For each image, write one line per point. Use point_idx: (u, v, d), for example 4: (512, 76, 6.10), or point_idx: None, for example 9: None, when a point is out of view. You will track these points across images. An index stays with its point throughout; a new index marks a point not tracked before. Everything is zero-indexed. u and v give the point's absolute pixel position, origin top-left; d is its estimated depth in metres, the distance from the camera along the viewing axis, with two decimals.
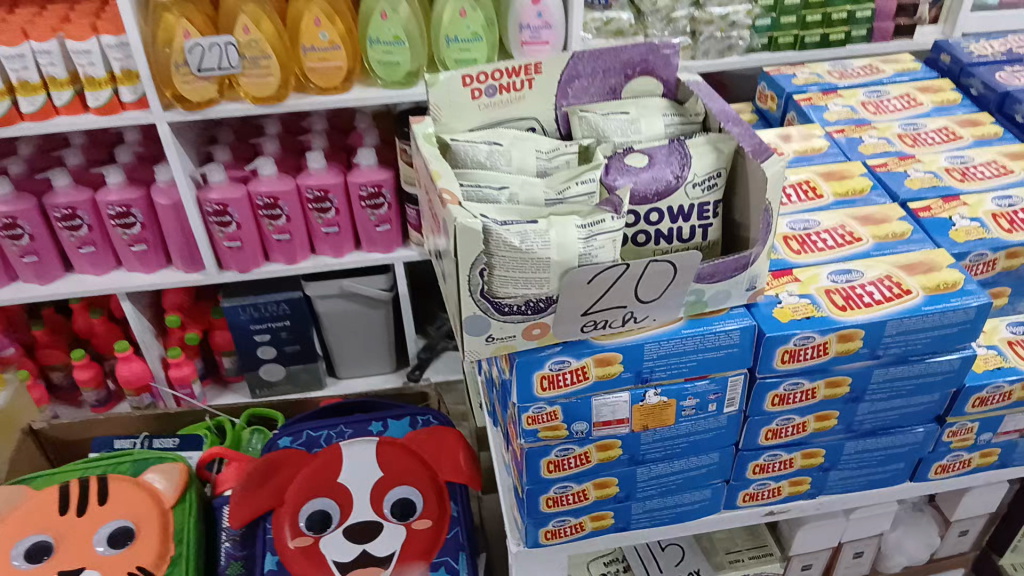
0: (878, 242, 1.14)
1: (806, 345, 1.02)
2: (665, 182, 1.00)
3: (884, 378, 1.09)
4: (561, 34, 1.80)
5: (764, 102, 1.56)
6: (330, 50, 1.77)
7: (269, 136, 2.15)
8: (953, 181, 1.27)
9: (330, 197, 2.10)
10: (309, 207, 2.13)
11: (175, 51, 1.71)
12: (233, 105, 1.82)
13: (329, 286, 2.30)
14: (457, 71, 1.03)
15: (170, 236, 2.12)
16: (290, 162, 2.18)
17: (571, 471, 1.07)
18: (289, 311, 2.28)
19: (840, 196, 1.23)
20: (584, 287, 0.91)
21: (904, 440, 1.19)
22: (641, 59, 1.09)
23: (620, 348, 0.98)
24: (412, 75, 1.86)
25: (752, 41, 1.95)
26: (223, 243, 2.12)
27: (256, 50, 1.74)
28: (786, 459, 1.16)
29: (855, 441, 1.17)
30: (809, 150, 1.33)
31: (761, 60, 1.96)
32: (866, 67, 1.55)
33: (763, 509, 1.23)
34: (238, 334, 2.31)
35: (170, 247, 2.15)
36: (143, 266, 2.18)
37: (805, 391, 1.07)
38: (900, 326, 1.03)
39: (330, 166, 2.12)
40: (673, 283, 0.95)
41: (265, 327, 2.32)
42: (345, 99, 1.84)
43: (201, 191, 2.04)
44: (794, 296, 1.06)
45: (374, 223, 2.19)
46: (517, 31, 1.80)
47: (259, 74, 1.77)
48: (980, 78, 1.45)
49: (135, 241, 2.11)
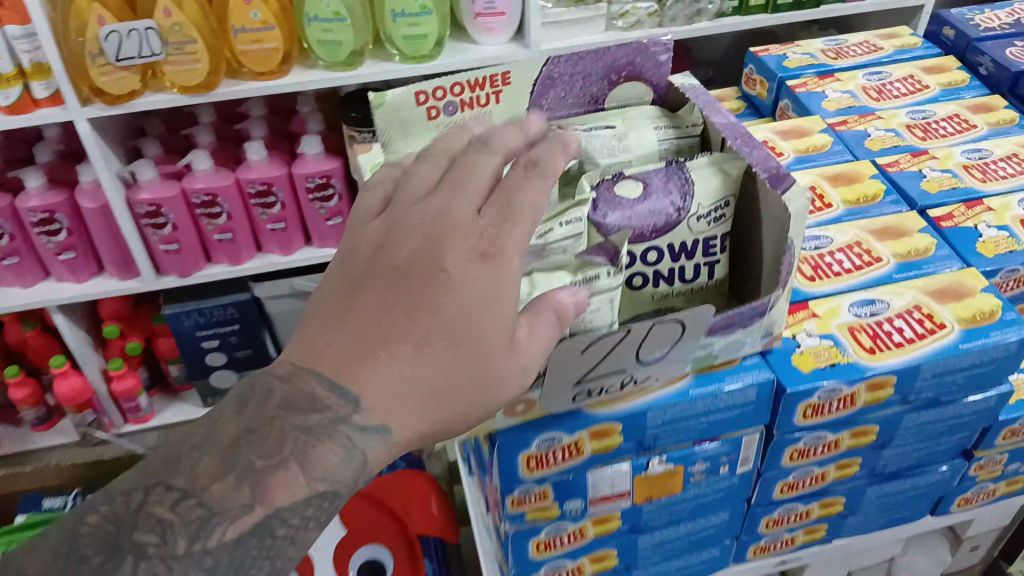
0: (902, 262, 1.00)
1: (832, 398, 0.88)
2: (664, 216, 0.84)
3: (914, 423, 0.97)
4: (517, 3, 1.60)
5: (752, 87, 1.39)
6: (263, 31, 1.50)
7: (203, 125, 1.82)
8: (974, 181, 1.11)
9: (276, 191, 1.78)
10: (250, 203, 1.81)
11: (89, 40, 1.44)
12: (161, 98, 1.55)
13: (279, 286, 1.96)
14: (409, 87, 0.84)
15: (100, 241, 1.78)
16: (228, 153, 1.86)
17: (564, 548, 0.95)
18: (238, 315, 1.95)
19: (851, 204, 1.08)
20: (577, 357, 0.75)
21: (927, 480, 1.10)
22: (627, 62, 0.92)
23: (618, 418, 0.84)
24: (356, 55, 1.60)
25: (722, 5, 1.74)
26: (159, 247, 1.79)
27: (180, 35, 1.47)
28: (802, 510, 1.05)
29: (877, 485, 1.06)
30: (810, 149, 1.17)
31: (733, 25, 1.75)
32: (864, 44, 1.40)
33: (773, 559, 1.13)
34: (183, 341, 1.98)
35: (102, 253, 1.80)
36: (72, 275, 1.84)
37: (827, 443, 0.95)
38: (936, 368, 0.90)
39: (273, 156, 1.79)
40: (678, 344, 0.79)
41: (214, 332, 1.98)
42: (283, 85, 1.57)
43: (132, 191, 1.71)
44: (814, 337, 0.92)
45: (324, 216, 1.86)
46: (469, 2, 1.60)
47: (187, 63, 1.50)
48: (990, 56, 1.30)
49: (61, 249, 1.77)
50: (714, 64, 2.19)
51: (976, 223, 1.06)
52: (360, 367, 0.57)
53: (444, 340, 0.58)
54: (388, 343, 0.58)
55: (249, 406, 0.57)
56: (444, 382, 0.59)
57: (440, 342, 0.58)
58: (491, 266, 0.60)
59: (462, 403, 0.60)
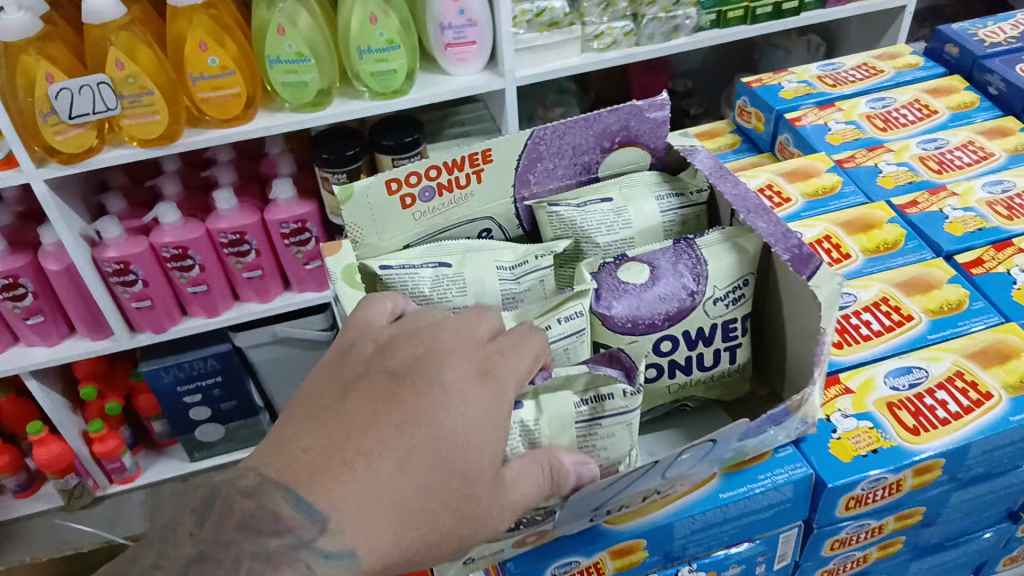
0: (934, 319, 0.92)
1: (876, 488, 0.78)
2: (677, 302, 0.78)
3: (962, 499, 0.88)
4: (489, 32, 1.43)
5: (746, 118, 1.29)
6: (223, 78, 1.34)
7: (168, 174, 1.61)
8: (1000, 220, 1.04)
9: (250, 240, 1.58)
10: (223, 253, 1.60)
11: (37, 100, 1.27)
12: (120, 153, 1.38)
13: (260, 334, 1.74)
14: (380, 176, 0.78)
15: (70, 301, 1.57)
16: (197, 204, 1.65)
17: None
18: (218, 367, 1.74)
19: (872, 253, 1.00)
20: (597, 484, 0.66)
21: (972, 547, 1.00)
22: (619, 127, 0.86)
23: (642, 534, 0.74)
24: (322, 95, 1.42)
25: (699, 18, 1.56)
26: (130, 305, 1.58)
27: (135, 88, 1.31)
28: None
29: (921, 558, 0.97)
30: (820, 191, 1.08)
31: (710, 40, 1.57)
32: (864, 67, 1.32)
33: None
34: (160, 397, 1.77)
35: (72, 315, 1.59)
36: (41, 340, 1.63)
37: (870, 529, 0.85)
38: (986, 445, 0.81)
39: (243, 202, 1.59)
40: (707, 453, 0.69)
41: (194, 386, 1.77)
42: (250, 132, 1.39)
43: (98, 249, 1.51)
44: (849, 418, 0.83)
45: (302, 260, 1.65)
46: (437, 33, 1.42)
47: (144, 115, 1.33)
48: (1000, 75, 1.23)
49: (27, 314, 1.56)
50: (692, 73, 2.07)
51: (1008, 267, 0.98)
52: (347, 468, 0.54)
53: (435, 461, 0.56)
54: (371, 450, 0.54)
55: (205, 522, 0.53)
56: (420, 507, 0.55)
57: (426, 458, 0.55)
58: (490, 388, 0.60)
59: (434, 532, 0.55)
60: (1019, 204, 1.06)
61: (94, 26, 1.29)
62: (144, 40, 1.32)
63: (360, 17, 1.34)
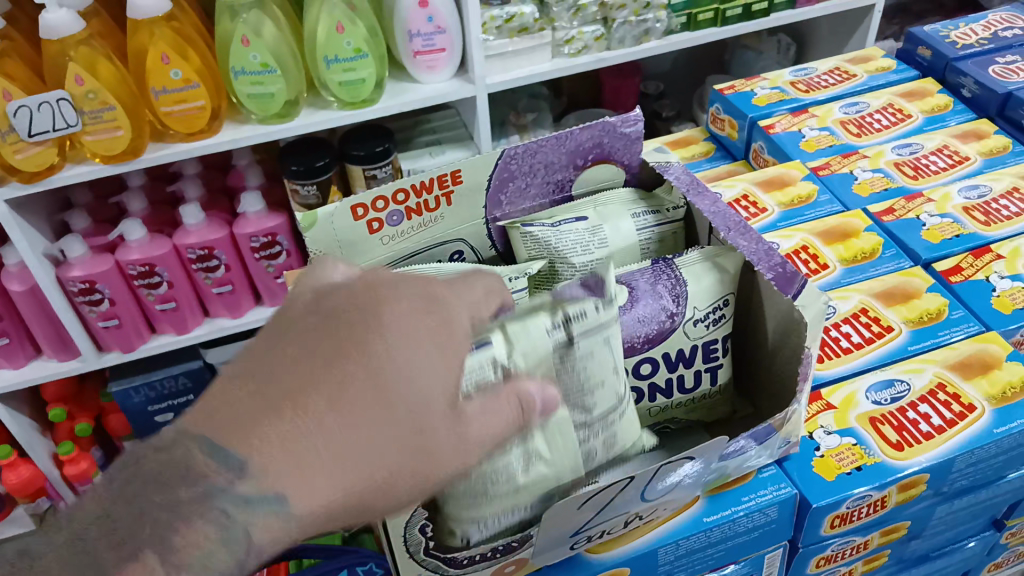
0: (916, 330, 0.91)
1: (861, 505, 0.77)
2: (656, 325, 0.77)
3: (947, 512, 0.86)
4: (458, 39, 1.40)
5: (720, 126, 1.28)
6: (187, 91, 1.29)
7: (133, 189, 1.57)
8: (977, 225, 1.03)
9: (219, 255, 1.54)
10: (192, 268, 1.56)
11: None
12: (81, 171, 1.33)
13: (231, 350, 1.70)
14: (346, 201, 0.75)
15: (33, 323, 1.52)
16: (164, 219, 1.61)
17: None
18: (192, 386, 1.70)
19: (850, 263, 0.99)
20: (574, 511, 0.65)
21: (956, 557, 0.99)
22: (594, 144, 0.84)
23: (624, 562, 0.73)
24: (289, 105, 1.39)
25: (670, 22, 1.55)
26: (97, 324, 1.54)
27: (96, 102, 1.26)
28: None
29: (906, 570, 0.96)
30: (796, 201, 1.07)
31: (682, 43, 1.55)
32: (836, 72, 1.32)
33: None
34: (131, 418, 1.72)
35: (36, 336, 1.55)
36: (5, 362, 1.58)
37: (856, 546, 0.83)
38: (971, 458, 0.79)
39: (211, 216, 1.56)
40: (686, 477, 0.69)
41: (167, 406, 1.73)
42: (216, 146, 1.36)
43: (60, 269, 1.46)
44: (832, 435, 0.81)
45: (273, 275, 1.62)
46: (404, 40, 1.39)
47: (106, 130, 1.28)
48: (972, 77, 1.24)
49: None
50: (664, 76, 2.06)
51: (986, 273, 0.98)
52: (268, 424, 0.45)
53: (370, 408, 0.46)
54: (296, 390, 0.46)
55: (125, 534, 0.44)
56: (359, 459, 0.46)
57: (361, 393, 0.46)
58: (435, 317, 0.52)
59: (378, 471, 0.47)
60: (997, 209, 1.06)
61: (50, 41, 1.24)
62: (104, 53, 1.27)
63: (327, 26, 1.30)
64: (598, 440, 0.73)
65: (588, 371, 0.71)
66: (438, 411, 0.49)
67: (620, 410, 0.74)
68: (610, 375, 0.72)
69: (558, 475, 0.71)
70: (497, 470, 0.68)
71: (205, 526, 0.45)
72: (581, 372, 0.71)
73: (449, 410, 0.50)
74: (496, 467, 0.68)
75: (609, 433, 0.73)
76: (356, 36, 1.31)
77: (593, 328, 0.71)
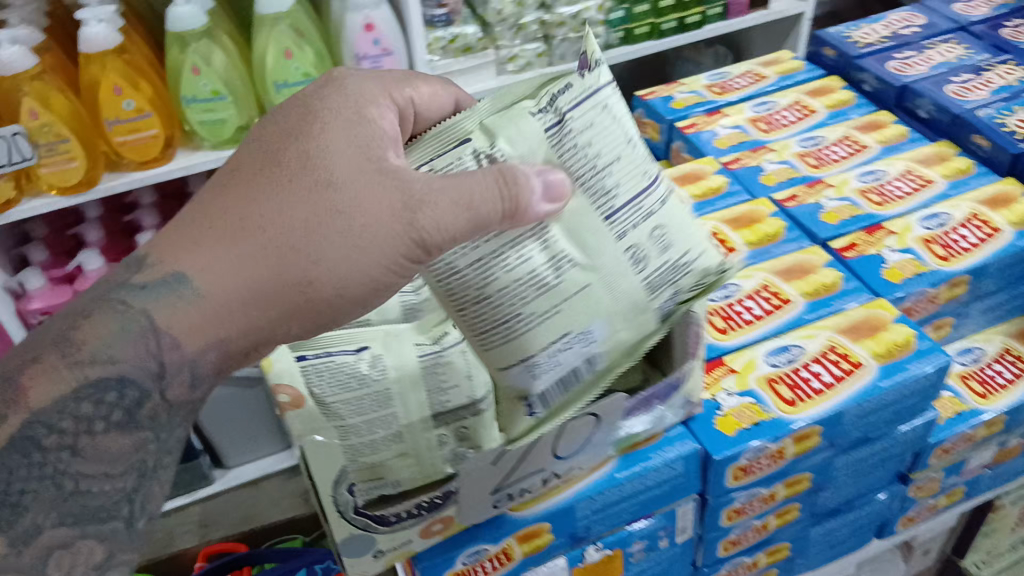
0: (811, 301, 1.00)
1: (760, 457, 0.85)
2: None
3: (847, 463, 0.95)
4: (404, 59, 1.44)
5: (644, 130, 1.38)
6: (139, 119, 1.35)
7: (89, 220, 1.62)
8: (871, 206, 1.13)
9: None
10: None
11: None
12: (39, 204, 1.39)
13: None
14: None
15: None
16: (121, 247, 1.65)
17: None
18: None
19: (754, 246, 1.07)
20: (489, 467, 0.73)
21: (868, 510, 1.07)
22: None
23: (545, 517, 0.80)
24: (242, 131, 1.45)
25: (608, 37, 1.64)
26: None
27: (51, 134, 1.32)
28: (751, 562, 1.01)
29: (819, 525, 1.04)
30: (707, 193, 1.16)
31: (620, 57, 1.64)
32: (748, 75, 1.41)
33: None
34: None
35: None
36: None
37: (763, 498, 0.91)
38: (860, 410, 0.87)
39: None
40: (595, 433, 0.76)
41: None
42: (170, 171, 1.42)
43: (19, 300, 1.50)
44: (734, 395, 0.89)
45: None
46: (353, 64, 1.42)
47: (61, 162, 1.34)
48: (872, 73, 1.34)
49: None
50: None
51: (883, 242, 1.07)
52: (212, 234, 0.62)
53: (318, 201, 0.62)
54: (218, 224, 0.62)
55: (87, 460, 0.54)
56: (298, 237, 0.61)
57: (275, 227, 0.61)
58: (365, 159, 0.64)
59: (287, 276, 0.61)
60: (957, 241, 1.06)
61: (3, 77, 1.28)
62: (59, 88, 1.33)
63: (276, 52, 1.37)
64: (643, 229, 0.68)
65: (596, 149, 0.66)
66: (384, 203, 0.62)
67: (653, 192, 0.69)
68: (621, 148, 0.68)
69: (613, 281, 0.68)
70: (532, 282, 0.65)
71: (104, 319, 0.59)
72: (592, 149, 0.66)
73: (396, 200, 0.62)
74: (533, 276, 0.65)
75: (649, 221, 0.69)
76: (304, 61, 1.39)
77: (582, 96, 0.66)
